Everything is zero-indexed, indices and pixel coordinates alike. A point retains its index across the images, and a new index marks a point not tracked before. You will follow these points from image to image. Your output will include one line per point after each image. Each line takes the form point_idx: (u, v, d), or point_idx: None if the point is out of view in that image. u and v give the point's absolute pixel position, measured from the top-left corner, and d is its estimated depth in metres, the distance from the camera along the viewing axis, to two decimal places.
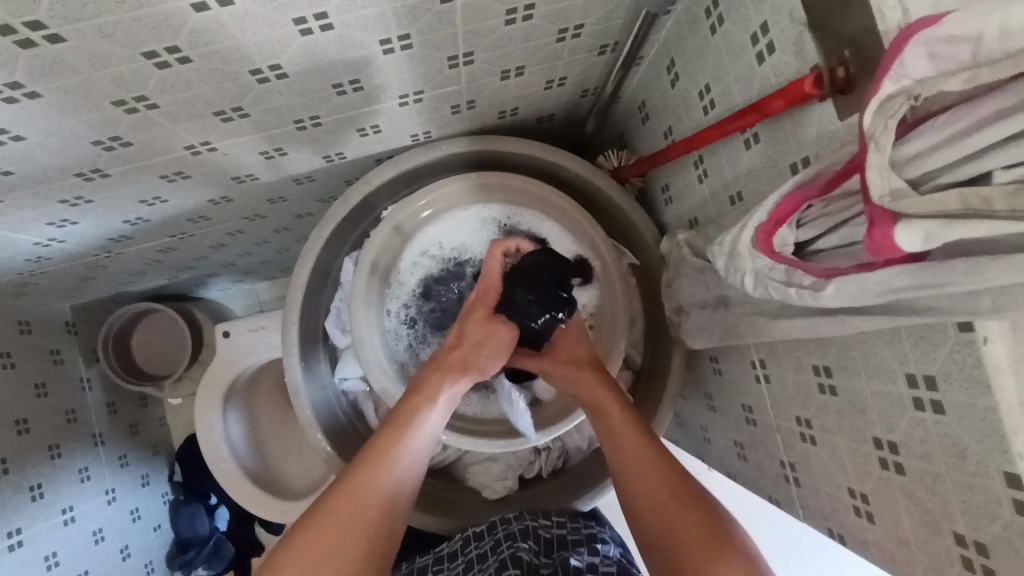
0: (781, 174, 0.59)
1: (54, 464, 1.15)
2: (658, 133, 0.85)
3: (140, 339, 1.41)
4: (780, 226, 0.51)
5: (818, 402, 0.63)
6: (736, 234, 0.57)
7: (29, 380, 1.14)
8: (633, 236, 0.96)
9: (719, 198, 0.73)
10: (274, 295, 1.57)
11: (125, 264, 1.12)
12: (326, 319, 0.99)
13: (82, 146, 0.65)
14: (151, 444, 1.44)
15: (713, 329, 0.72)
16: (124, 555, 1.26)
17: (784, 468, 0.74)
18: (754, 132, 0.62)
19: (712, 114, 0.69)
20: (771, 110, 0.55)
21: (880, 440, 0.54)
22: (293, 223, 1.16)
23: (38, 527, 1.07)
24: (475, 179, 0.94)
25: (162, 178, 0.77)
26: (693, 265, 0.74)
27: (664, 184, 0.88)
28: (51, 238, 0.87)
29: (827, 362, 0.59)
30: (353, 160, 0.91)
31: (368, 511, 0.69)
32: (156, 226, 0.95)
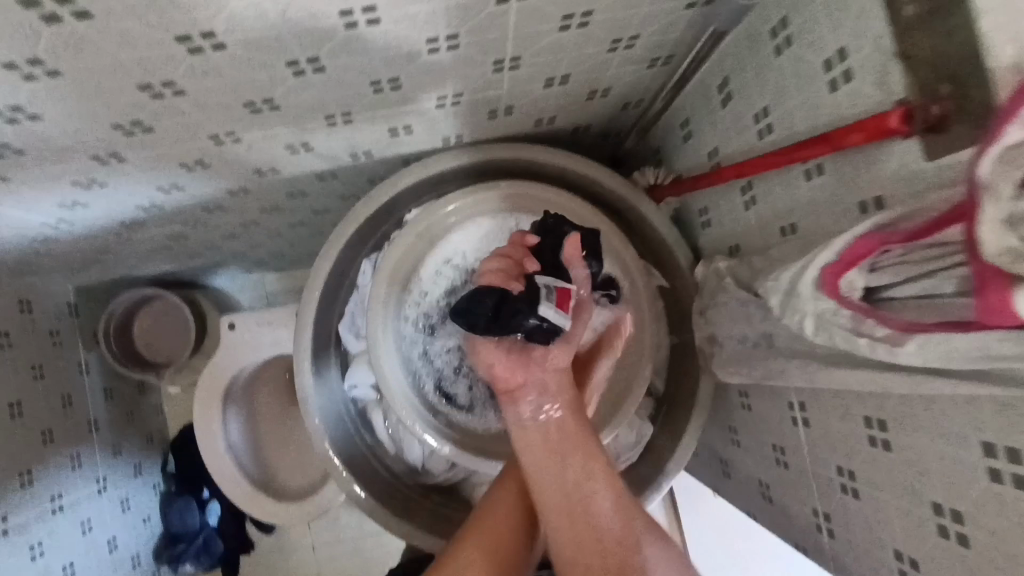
0: (846, 211, 0.55)
1: (46, 450, 1.11)
2: (701, 153, 0.81)
3: (143, 326, 1.38)
4: (851, 268, 0.48)
5: (868, 455, 0.59)
6: (797, 272, 0.53)
7: (26, 362, 1.10)
8: (666, 258, 0.92)
9: (768, 229, 0.69)
10: (282, 288, 1.53)
11: (134, 249, 1.08)
12: (340, 322, 0.95)
13: (101, 129, 0.61)
14: (146, 433, 1.40)
15: (752, 367, 0.68)
16: (111, 547, 1.22)
17: (817, 517, 0.70)
18: (817, 164, 0.58)
19: (767, 139, 0.65)
20: (844, 144, 0.51)
21: (942, 507, 0.50)
22: (309, 219, 1.12)
23: (25, 516, 1.03)
24: (505, 189, 0.91)
25: (181, 166, 0.73)
26: (734, 297, 0.70)
27: (703, 207, 0.84)
28: (60, 220, 0.83)
29: (883, 416, 0.55)
30: (380, 160, 0.87)
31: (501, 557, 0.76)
32: (169, 214, 0.91)
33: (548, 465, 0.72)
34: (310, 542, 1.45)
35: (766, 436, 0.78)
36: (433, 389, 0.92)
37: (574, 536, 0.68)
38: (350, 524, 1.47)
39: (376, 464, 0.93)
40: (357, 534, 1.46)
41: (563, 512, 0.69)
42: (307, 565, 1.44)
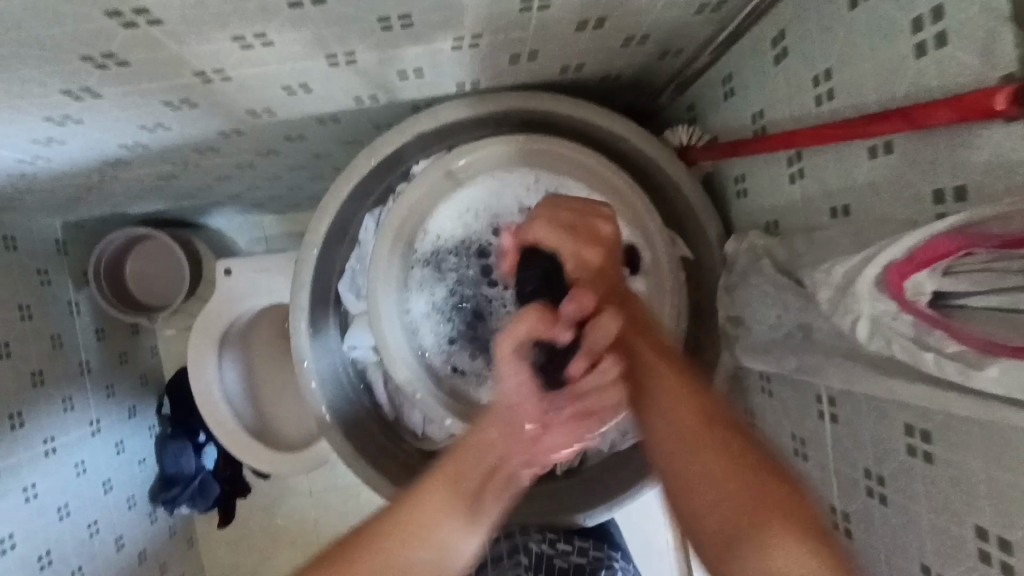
0: (914, 199, 0.48)
1: (37, 392, 1.08)
2: (743, 116, 0.73)
3: (135, 267, 1.33)
4: (921, 269, 0.42)
5: (902, 464, 0.54)
6: (854, 266, 0.48)
7: (13, 300, 1.06)
8: (692, 227, 0.85)
9: (814, 207, 0.62)
10: (280, 231, 1.46)
11: (121, 187, 1.01)
12: (339, 281, 0.89)
13: (68, 61, 0.53)
14: (140, 374, 1.37)
15: (782, 358, 0.63)
16: (106, 488, 1.21)
17: (834, 515, 0.67)
18: (885, 140, 0.50)
19: (827, 106, 0.57)
20: (928, 124, 0.43)
21: (986, 532, 0.46)
22: (309, 163, 1.04)
23: (15, 459, 1.01)
24: (522, 144, 0.83)
25: (164, 104, 0.66)
26: (770, 280, 0.64)
27: (740, 174, 0.77)
28: (36, 156, 0.76)
29: (928, 427, 0.50)
30: (386, 104, 0.79)
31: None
32: (156, 154, 0.84)
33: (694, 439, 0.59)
34: (307, 488, 1.45)
35: (785, 426, 0.74)
36: (437, 355, 0.88)
37: (699, 485, 0.57)
38: (345, 471, 1.45)
39: (375, 426, 0.90)
40: (353, 483, 1.46)
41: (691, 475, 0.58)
42: (305, 510, 1.45)
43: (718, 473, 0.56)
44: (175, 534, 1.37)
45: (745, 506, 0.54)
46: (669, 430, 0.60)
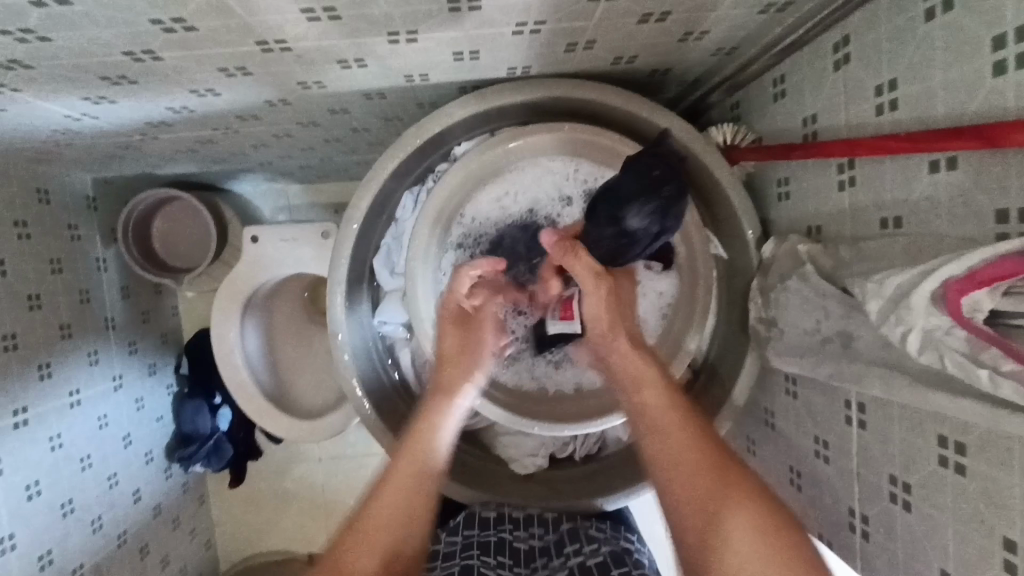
0: (974, 217, 0.48)
1: (65, 345, 1.09)
2: (794, 119, 0.73)
3: (162, 228, 1.33)
4: (980, 288, 0.43)
5: (932, 473, 0.56)
6: (909, 279, 0.48)
7: (45, 254, 1.07)
8: (729, 226, 0.86)
9: (863, 216, 0.62)
10: (305, 201, 1.47)
11: (158, 148, 1.01)
12: (375, 257, 0.90)
13: (137, 23, 0.53)
14: (160, 334, 1.39)
15: (817, 362, 0.64)
16: (126, 443, 1.23)
17: (852, 517, 0.68)
18: (949, 157, 0.50)
19: (888, 117, 0.57)
20: (1002, 146, 0.43)
21: (1014, 545, 0.47)
22: (346, 136, 1.04)
23: (43, 409, 1.03)
24: (568, 132, 0.83)
25: (221, 71, 0.66)
26: (811, 285, 0.65)
27: (784, 177, 0.77)
28: (83, 113, 0.76)
29: (963, 440, 0.51)
30: (435, 84, 0.78)
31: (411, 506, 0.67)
32: (200, 117, 0.84)
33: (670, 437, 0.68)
34: (317, 455, 1.47)
35: (808, 428, 0.75)
36: None
37: (671, 466, 0.66)
38: (356, 441, 1.48)
39: (402, 401, 0.92)
40: (363, 454, 1.48)
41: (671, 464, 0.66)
42: (314, 475, 1.48)
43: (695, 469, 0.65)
44: (188, 491, 1.39)
45: (707, 494, 0.62)
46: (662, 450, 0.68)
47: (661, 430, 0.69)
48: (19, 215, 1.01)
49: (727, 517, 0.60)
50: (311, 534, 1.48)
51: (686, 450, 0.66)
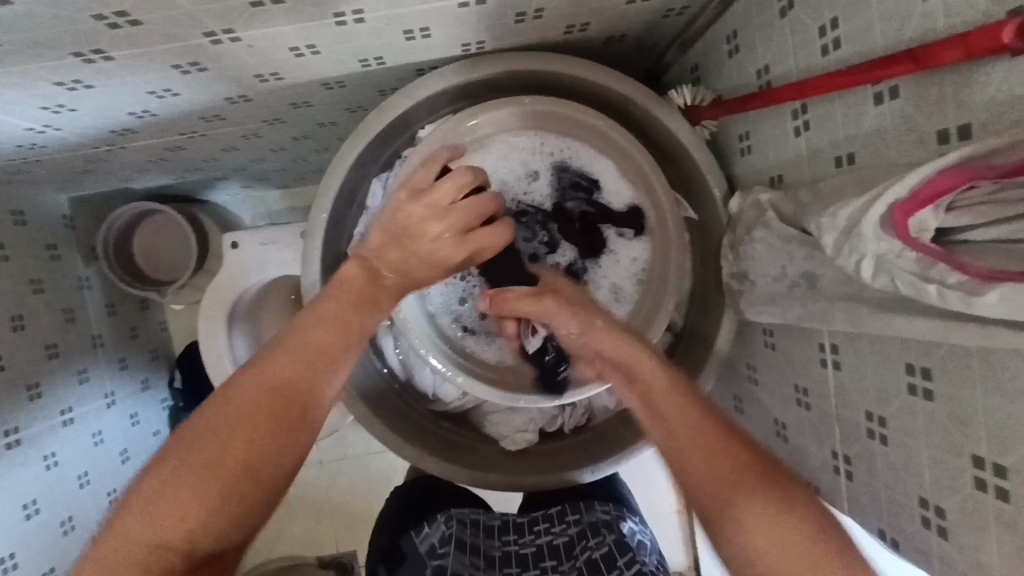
0: (918, 141, 0.49)
1: (53, 364, 1.10)
2: (749, 73, 0.73)
3: (142, 242, 1.33)
4: (925, 207, 0.43)
5: (904, 403, 0.56)
6: (860, 208, 0.49)
7: (25, 274, 1.07)
8: (698, 187, 0.87)
9: (819, 159, 0.63)
10: (285, 206, 1.47)
11: (128, 159, 1.01)
12: (349, 247, 0.91)
13: (81, 21, 0.54)
14: (151, 349, 1.39)
15: (788, 307, 0.65)
16: (123, 459, 1.24)
17: (836, 459, 0.69)
18: (891, 86, 0.51)
19: (833, 56, 0.58)
20: (935, 65, 0.44)
21: (983, 460, 0.48)
22: (314, 132, 1.05)
23: (36, 428, 1.03)
24: (529, 106, 0.83)
25: (174, 67, 0.67)
26: (775, 232, 0.66)
27: (745, 131, 0.77)
28: (45, 124, 0.77)
29: (928, 364, 0.52)
30: (392, 67, 0.79)
31: None
32: (163, 121, 0.85)
33: (708, 454, 0.59)
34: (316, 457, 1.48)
35: (788, 377, 0.76)
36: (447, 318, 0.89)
37: (666, 400, 0.65)
38: (354, 441, 1.48)
39: (387, 389, 0.93)
40: (363, 452, 1.49)
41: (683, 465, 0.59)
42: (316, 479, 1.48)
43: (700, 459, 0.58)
44: None
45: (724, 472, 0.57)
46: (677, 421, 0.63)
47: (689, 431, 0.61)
48: None
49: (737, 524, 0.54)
50: (318, 538, 1.47)
51: (719, 447, 0.59)
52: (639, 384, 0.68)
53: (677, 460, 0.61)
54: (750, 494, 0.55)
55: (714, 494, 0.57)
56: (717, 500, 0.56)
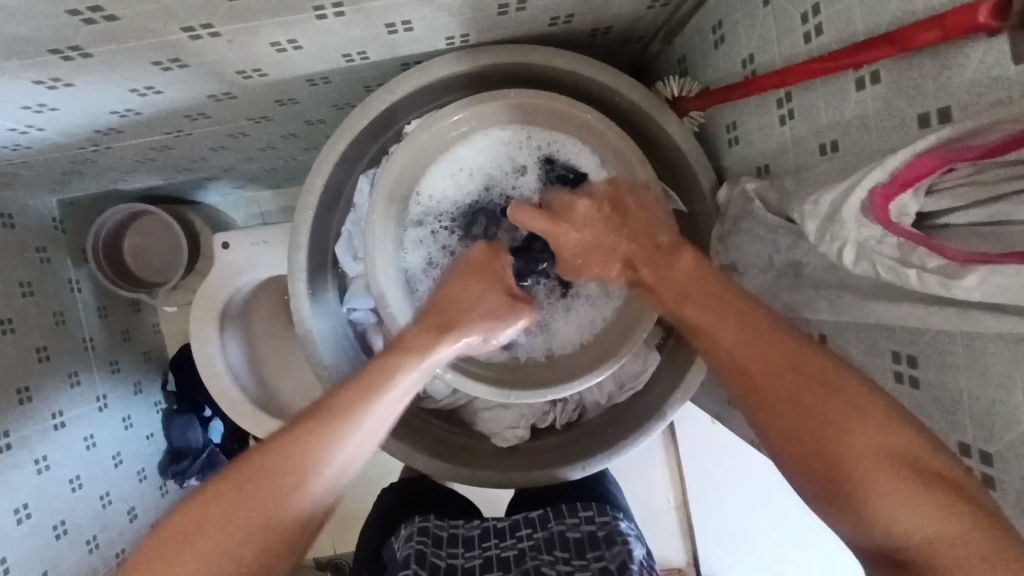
0: (900, 126, 0.48)
1: (43, 367, 1.09)
2: (733, 63, 0.73)
3: (133, 244, 1.33)
4: (905, 191, 0.43)
5: (891, 392, 0.56)
6: (841, 194, 0.49)
7: (14, 277, 1.07)
8: (686, 180, 0.86)
9: (804, 147, 0.62)
10: (277, 206, 1.46)
11: (116, 159, 1.01)
12: (337, 244, 0.90)
13: (56, 16, 0.54)
14: (144, 351, 1.39)
15: (776, 298, 0.64)
16: (116, 462, 1.23)
17: None
18: (872, 70, 0.51)
19: (815, 43, 0.57)
20: (913, 46, 0.43)
21: (969, 448, 0.47)
22: (302, 130, 1.04)
23: (26, 431, 1.02)
24: (516, 100, 0.83)
25: (154, 64, 0.67)
26: (762, 222, 0.65)
27: (731, 122, 0.77)
28: (28, 124, 0.77)
29: (914, 351, 0.51)
30: (376, 62, 0.79)
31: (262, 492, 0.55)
32: (147, 120, 0.84)
33: (787, 398, 0.55)
34: None
35: None
36: None
37: (735, 338, 0.61)
38: None
39: None
40: None
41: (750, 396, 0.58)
42: None
43: (770, 375, 0.57)
44: None
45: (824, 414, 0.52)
46: (732, 342, 0.61)
47: (751, 351, 0.59)
48: None
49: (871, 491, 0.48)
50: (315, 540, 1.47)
51: (782, 383, 0.55)
52: (728, 324, 0.62)
53: (747, 397, 0.58)
54: (863, 429, 0.49)
55: (808, 446, 0.53)
56: (835, 461, 0.50)
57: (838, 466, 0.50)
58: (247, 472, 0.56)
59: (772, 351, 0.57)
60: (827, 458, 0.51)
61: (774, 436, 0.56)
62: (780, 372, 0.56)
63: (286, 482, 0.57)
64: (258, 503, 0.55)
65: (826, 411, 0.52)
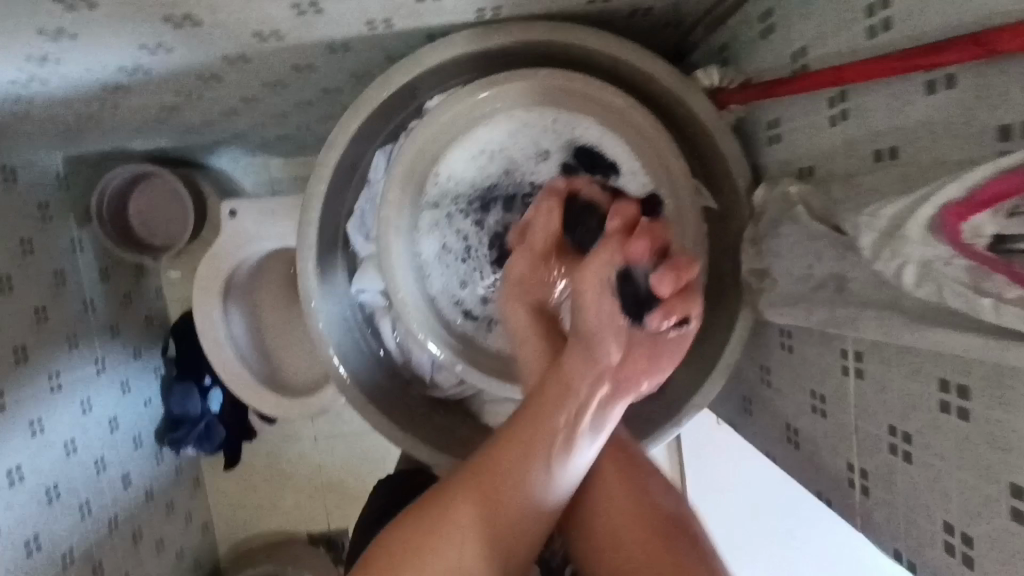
0: (974, 137, 0.44)
1: (41, 328, 1.07)
2: (781, 55, 0.68)
3: (139, 206, 1.30)
4: (982, 211, 0.39)
5: (933, 420, 0.52)
6: (903, 208, 0.44)
7: (14, 233, 1.04)
8: (719, 176, 0.82)
9: (856, 152, 0.58)
10: (287, 175, 1.42)
11: (122, 118, 0.97)
12: (349, 221, 0.86)
13: None
14: (145, 315, 1.36)
15: (812, 311, 0.60)
16: (112, 427, 1.21)
17: (851, 473, 0.65)
18: (946, 73, 0.46)
19: (880, 39, 0.52)
20: (1004, 49, 0.39)
21: (1021, 489, 0.44)
22: (317, 98, 1.00)
23: (22, 393, 1.00)
24: (545, 80, 0.78)
25: (165, 20, 0.62)
26: (803, 228, 0.61)
27: (773, 119, 0.72)
28: (31, 76, 0.73)
29: (965, 382, 0.48)
30: (400, 32, 0.74)
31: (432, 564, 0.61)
32: (156, 80, 0.80)
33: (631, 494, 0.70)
34: (311, 434, 1.46)
35: (806, 383, 0.72)
36: (449, 303, 0.85)
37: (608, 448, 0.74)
38: (350, 420, 1.46)
39: (383, 370, 0.89)
40: (359, 430, 1.46)
41: (609, 473, 0.71)
42: (310, 455, 1.46)
43: (626, 477, 0.71)
44: (182, 475, 1.38)
45: (662, 537, 0.66)
46: None
47: (620, 484, 0.71)
48: None
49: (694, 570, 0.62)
50: (311, 514, 1.47)
51: (640, 499, 0.69)
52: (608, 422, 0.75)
53: (602, 484, 0.71)
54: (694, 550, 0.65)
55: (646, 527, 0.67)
56: (666, 541, 0.65)
57: (671, 546, 0.65)
58: (415, 537, 0.62)
59: (634, 477, 0.71)
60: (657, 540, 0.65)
61: (611, 511, 0.69)
62: (638, 496, 0.69)
63: (448, 551, 0.62)
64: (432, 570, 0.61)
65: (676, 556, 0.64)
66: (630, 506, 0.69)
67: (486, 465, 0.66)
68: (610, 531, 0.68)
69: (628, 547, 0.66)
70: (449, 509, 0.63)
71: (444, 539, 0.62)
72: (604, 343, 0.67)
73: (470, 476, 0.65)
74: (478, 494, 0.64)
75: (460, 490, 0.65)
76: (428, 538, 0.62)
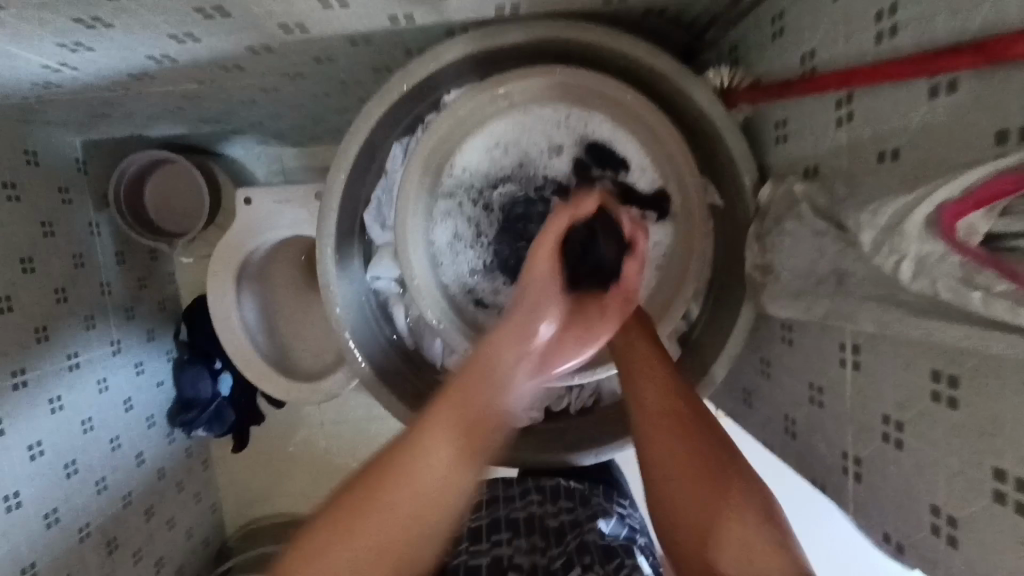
0: (973, 140, 0.46)
1: (61, 308, 1.09)
2: (791, 57, 0.70)
3: (154, 191, 1.32)
4: (976, 209, 0.41)
5: (925, 409, 0.55)
6: (903, 206, 0.47)
7: (37, 216, 1.06)
8: (726, 174, 0.84)
9: (860, 152, 0.60)
10: (299, 164, 1.44)
11: (144, 105, 0.99)
12: (366, 210, 0.90)
13: None
14: (158, 299, 1.39)
15: (813, 304, 0.63)
16: (127, 407, 1.24)
17: (845, 461, 0.68)
18: (949, 79, 0.48)
19: (887, 44, 0.55)
20: (1005, 57, 0.41)
21: (1004, 473, 0.47)
22: (334, 90, 1.02)
23: (42, 370, 1.03)
24: (560, 77, 0.80)
25: (197, 11, 0.65)
26: (807, 225, 0.64)
27: (782, 119, 0.75)
28: (63, 63, 0.75)
29: (957, 372, 0.50)
30: (421, 27, 0.76)
31: (406, 492, 0.64)
32: (182, 68, 0.82)
33: (676, 441, 0.67)
34: (318, 419, 1.49)
35: (805, 374, 0.74)
36: (462, 291, 0.88)
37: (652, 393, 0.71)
38: (356, 406, 1.49)
39: (396, 356, 0.92)
40: (365, 416, 1.49)
41: (655, 420, 0.69)
42: (315, 439, 1.49)
43: (675, 421, 0.68)
44: (192, 456, 1.41)
45: (712, 484, 0.64)
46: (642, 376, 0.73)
47: (670, 433, 0.68)
48: (7, 176, 1.00)
49: (738, 510, 0.61)
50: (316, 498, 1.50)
51: (690, 441, 0.67)
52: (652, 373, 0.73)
53: (648, 433, 0.69)
54: (745, 497, 0.62)
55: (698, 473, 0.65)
56: (714, 490, 0.63)
57: (718, 489, 0.63)
58: (392, 473, 0.64)
59: (685, 419, 0.68)
60: (709, 488, 0.63)
61: (659, 459, 0.67)
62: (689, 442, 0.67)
63: (424, 482, 0.64)
64: (409, 497, 0.64)
65: (722, 501, 0.62)
66: (677, 452, 0.66)
67: (455, 401, 0.67)
68: (671, 493, 0.65)
69: (678, 494, 0.65)
70: (425, 446, 0.65)
71: (420, 471, 0.64)
72: (546, 302, 0.74)
73: (441, 411, 0.66)
74: (447, 423, 0.66)
75: (432, 426, 0.66)
76: (401, 471, 0.64)
